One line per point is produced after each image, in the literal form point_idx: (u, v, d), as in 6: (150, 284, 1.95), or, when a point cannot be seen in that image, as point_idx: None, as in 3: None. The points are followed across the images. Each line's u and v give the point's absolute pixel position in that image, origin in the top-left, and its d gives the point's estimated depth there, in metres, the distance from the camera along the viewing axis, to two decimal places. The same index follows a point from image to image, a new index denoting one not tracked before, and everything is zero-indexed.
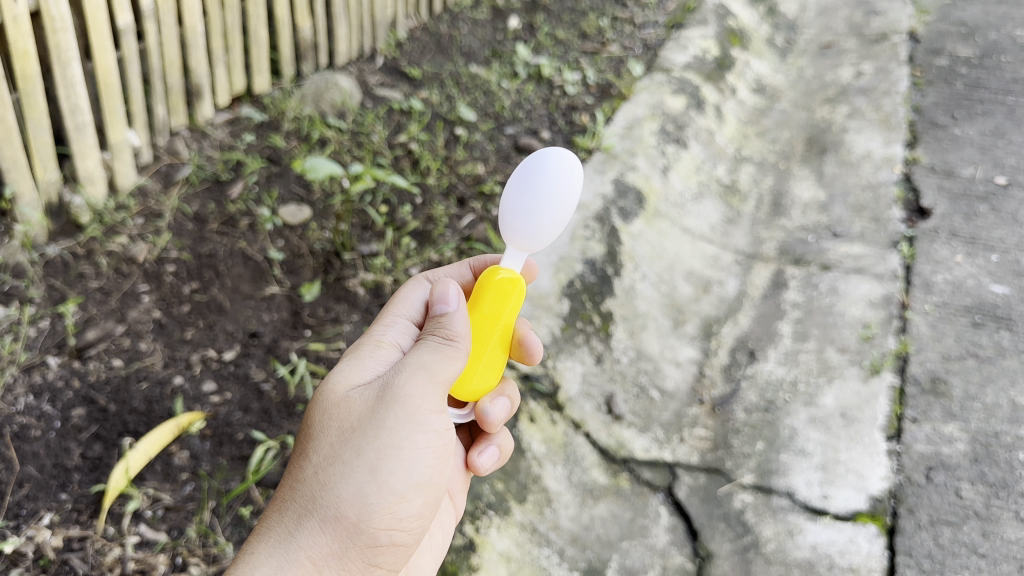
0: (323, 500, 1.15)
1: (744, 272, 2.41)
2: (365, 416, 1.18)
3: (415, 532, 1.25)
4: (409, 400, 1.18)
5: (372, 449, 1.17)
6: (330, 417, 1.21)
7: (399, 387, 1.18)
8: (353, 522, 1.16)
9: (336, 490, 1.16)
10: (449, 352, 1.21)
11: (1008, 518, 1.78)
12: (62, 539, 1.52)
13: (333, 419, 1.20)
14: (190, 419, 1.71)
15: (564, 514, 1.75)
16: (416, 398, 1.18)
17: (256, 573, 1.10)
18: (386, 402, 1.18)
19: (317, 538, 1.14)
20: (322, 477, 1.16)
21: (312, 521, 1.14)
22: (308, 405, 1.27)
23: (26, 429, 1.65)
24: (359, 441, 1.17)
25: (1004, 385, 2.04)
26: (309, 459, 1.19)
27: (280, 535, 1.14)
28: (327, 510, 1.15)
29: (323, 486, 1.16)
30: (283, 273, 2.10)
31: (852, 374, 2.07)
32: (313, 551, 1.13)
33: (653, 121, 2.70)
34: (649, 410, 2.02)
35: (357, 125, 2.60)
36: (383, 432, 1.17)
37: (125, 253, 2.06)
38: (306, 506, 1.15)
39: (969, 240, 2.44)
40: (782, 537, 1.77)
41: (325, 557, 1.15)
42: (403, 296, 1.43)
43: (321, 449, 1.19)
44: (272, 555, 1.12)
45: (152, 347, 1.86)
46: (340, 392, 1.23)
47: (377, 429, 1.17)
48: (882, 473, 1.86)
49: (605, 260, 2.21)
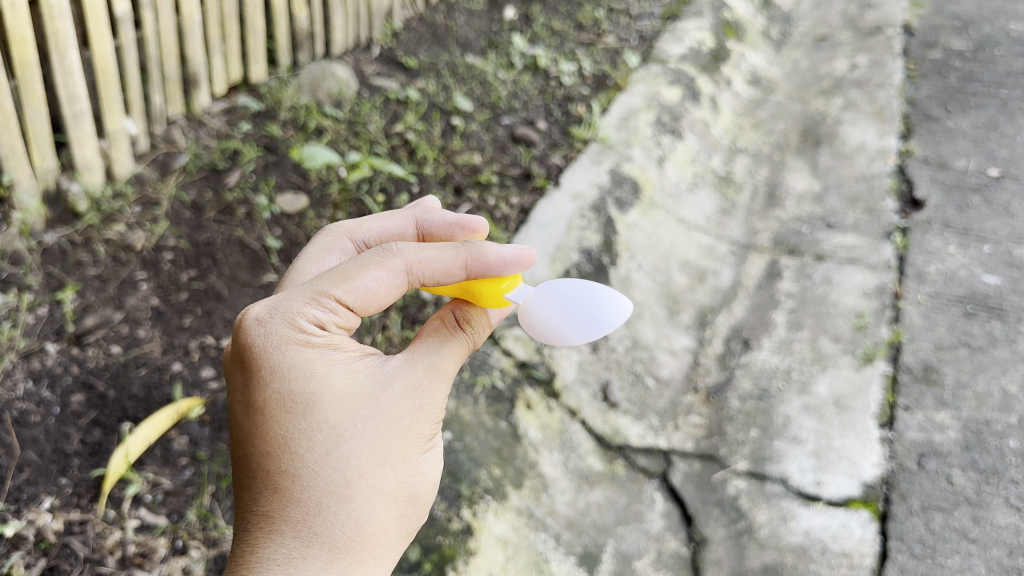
0: (377, 499, 1.06)
1: (739, 262, 2.43)
2: (408, 414, 1.09)
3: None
4: (442, 402, 1.14)
5: (417, 446, 1.11)
6: (359, 414, 1.06)
7: (439, 380, 1.13)
8: (401, 518, 1.10)
9: (386, 493, 1.07)
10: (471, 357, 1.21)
11: (999, 504, 1.80)
12: (63, 523, 1.53)
13: (367, 414, 1.07)
14: (188, 405, 1.72)
15: (560, 499, 1.77)
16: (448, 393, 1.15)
17: None
18: (434, 398, 1.12)
19: (376, 539, 1.06)
20: (367, 481, 1.06)
21: (371, 523, 1.05)
22: (298, 396, 1.06)
23: (25, 415, 1.66)
24: (409, 439, 1.09)
25: (995, 373, 2.06)
26: (342, 460, 1.04)
27: (338, 542, 1.03)
28: (385, 510, 1.07)
29: (371, 490, 1.06)
30: (280, 261, 2.11)
31: (845, 363, 2.09)
32: (375, 551, 1.06)
33: (648, 112, 2.71)
34: (645, 398, 2.03)
35: (353, 114, 2.61)
36: (423, 433, 1.12)
37: (123, 241, 2.06)
38: (363, 511, 1.05)
39: (961, 231, 2.45)
40: (775, 522, 1.79)
41: (384, 553, 1.08)
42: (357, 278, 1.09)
43: (358, 448, 1.05)
44: (338, 564, 1.02)
45: (151, 334, 1.87)
46: (361, 385, 1.08)
47: (416, 432, 1.10)
48: (875, 460, 1.88)
49: (601, 250, 2.22)
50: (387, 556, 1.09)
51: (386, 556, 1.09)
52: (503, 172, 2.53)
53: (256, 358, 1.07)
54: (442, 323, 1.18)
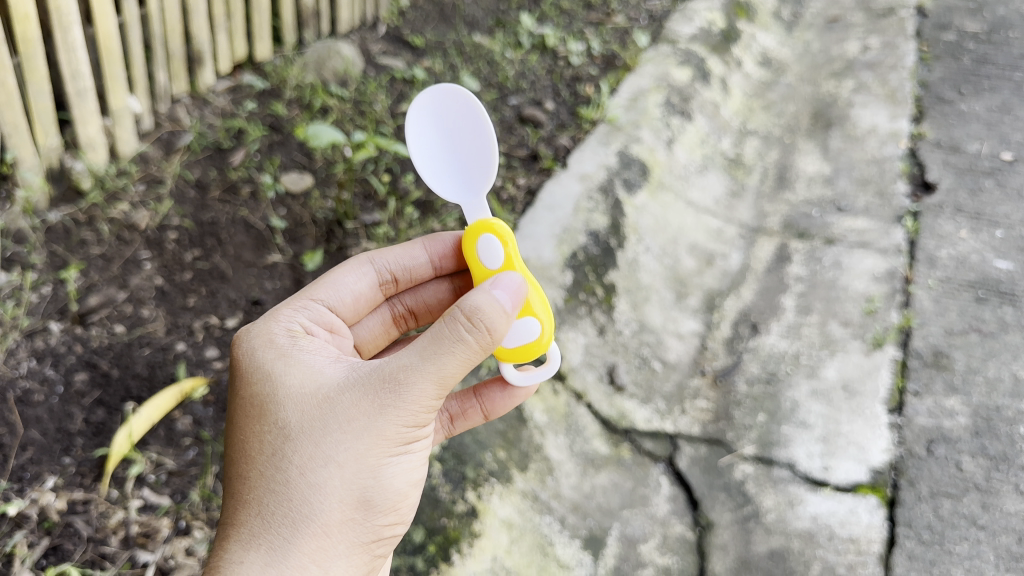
0: (323, 503, 1.09)
1: (748, 245, 2.40)
2: (360, 416, 1.10)
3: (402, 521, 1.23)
4: (416, 404, 1.10)
5: (375, 451, 1.11)
6: (308, 415, 1.12)
7: (408, 384, 1.09)
8: (355, 525, 1.12)
9: (331, 494, 1.09)
10: (472, 359, 1.11)
11: (1009, 490, 1.78)
12: (66, 502, 1.52)
13: (316, 415, 1.12)
14: (192, 384, 1.71)
15: (566, 482, 1.76)
16: (426, 394, 1.10)
17: None
18: (393, 402, 1.10)
19: (319, 545, 1.08)
20: (311, 480, 1.09)
21: (312, 525, 1.08)
22: (259, 399, 1.16)
23: (29, 394, 1.65)
24: (363, 442, 1.10)
25: (1007, 359, 2.04)
26: (287, 460, 1.10)
27: (278, 544, 1.07)
28: (331, 515, 1.09)
29: (315, 490, 1.09)
30: (285, 242, 2.09)
31: (854, 348, 2.07)
32: (318, 556, 1.08)
33: (658, 93, 2.67)
34: (651, 381, 2.02)
35: (359, 93, 2.58)
36: (385, 435, 1.11)
37: (127, 219, 2.05)
38: (302, 512, 1.08)
39: (974, 215, 2.42)
40: (782, 507, 1.77)
41: (333, 560, 1.10)
42: (336, 278, 1.40)
43: (304, 448, 1.10)
44: (272, 564, 1.06)
45: (154, 314, 1.86)
46: (316, 389, 1.14)
47: (373, 433, 1.10)
48: (883, 445, 1.86)
49: (608, 232, 2.20)
50: (339, 564, 1.10)
51: (338, 564, 1.10)
52: (510, 154, 2.51)
53: (236, 364, 1.23)
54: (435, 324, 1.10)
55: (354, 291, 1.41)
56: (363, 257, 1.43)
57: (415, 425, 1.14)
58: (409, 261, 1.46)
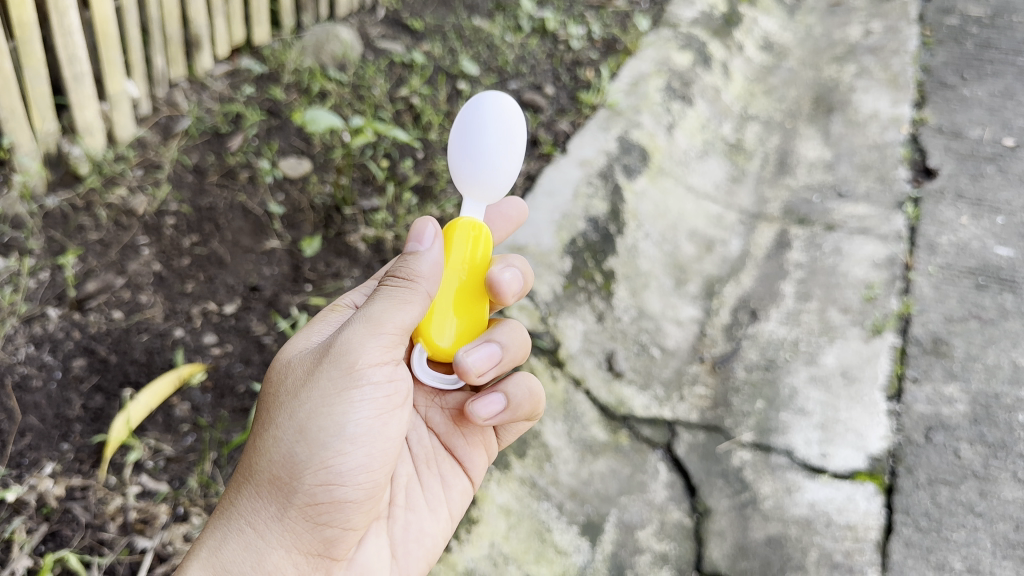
0: (260, 465, 1.23)
1: (748, 232, 2.39)
2: (299, 379, 1.25)
3: (360, 490, 1.24)
4: (338, 360, 1.22)
5: (305, 408, 1.22)
6: (273, 387, 1.30)
7: (339, 340, 1.23)
8: (286, 488, 1.22)
9: (266, 454, 1.23)
10: (402, 299, 1.21)
11: (1007, 478, 1.78)
12: (64, 488, 1.52)
13: (278, 389, 1.29)
14: (191, 370, 1.71)
15: (564, 469, 1.76)
16: (348, 346, 1.21)
17: (204, 545, 1.21)
18: (323, 362, 1.23)
19: (256, 505, 1.22)
20: (257, 444, 1.25)
21: (250, 487, 1.23)
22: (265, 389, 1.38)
23: (27, 379, 1.65)
24: (296, 401, 1.23)
25: (1006, 347, 2.04)
26: (254, 430, 1.29)
27: (226, 505, 1.24)
28: (263, 475, 1.22)
29: (257, 453, 1.24)
30: (283, 227, 2.08)
31: (853, 334, 2.07)
32: (252, 518, 1.22)
33: (659, 77, 2.66)
34: (650, 368, 2.02)
35: (357, 78, 2.56)
36: (315, 392, 1.22)
37: (124, 205, 2.04)
38: (248, 474, 1.24)
39: (975, 201, 2.41)
40: (780, 494, 1.77)
41: (268, 522, 1.22)
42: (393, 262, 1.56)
43: (262, 417, 1.28)
44: (219, 527, 1.22)
45: (152, 300, 1.86)
46: (286, 362, 1.32)
47: (307, 390, 1.23)
48: (881, 432, 1.86)
49: (608, 218, 2.19)
50: (275, 527, 1.22)
51: (274, 526, 1.22)
52: None
53: None
54: (385, 278, 1.25)
55: None
56: None
57: (337, 386, 1.22)
58: None
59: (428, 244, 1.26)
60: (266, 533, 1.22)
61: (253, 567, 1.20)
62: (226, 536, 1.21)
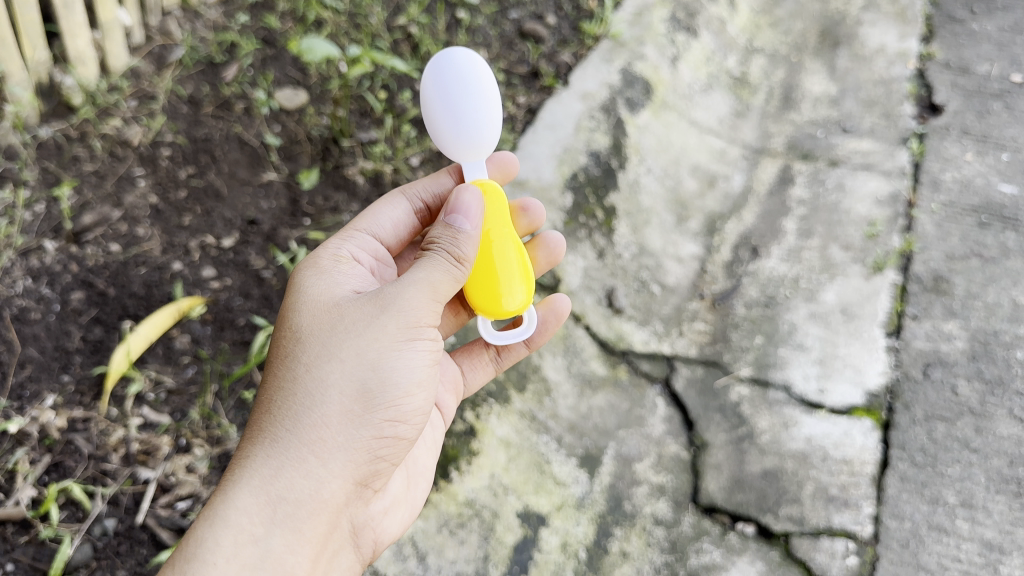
0: (324, 399, 1.22)
1: (751, 167, 2.35)
2: (361, 318, 1.26)
3: (413, 431, 1.31)
4: (406, 309, 1.26)
5: (376, 346, 1.25)
6: (318, 321, 1.29)
7: (403, 289, 1.27)
8: (352, 424, 1.23)
9: (329, 387, 1.23)
10: (457, 275, 1.31)
11: (1003, 415, 1.80)
12: (66, 420, 1.53)
13: (327, 324, 1.28)
14: (190, 303, 1.70)
15: (563, 403, 1.78)
16: (418, 299, 1.27)
17: (262, 473, 1.18)
18: (386, 308, 1.26)
19: (320, 437, 1.21)
20: (314, 375, 1.24)
21: (312, 417, 1.21)
22: (284, 319, 1.34)
23: (26, 312, 1.65)
24: (364, 340, 1.25)
25: (1006, 285, 2.03)
26: (297, 360, 1.26)
27: (281, 435, 1.21)
28: (330, 407, 1.22)
29: (318, 383, 1.23)
30: (280, 159, 2.05)
31: (854, 271, 2.06)
32: (317, 447, 1.21)
33: (663, 8, 2.59)
34: (649, 305, 2.01)
35: (354, 5, 2.49)
36: (382, 335, 1.25)
37: (119, 136, 2.01)
38: (307, 405, 1.22)
39: (980, 138, 2.38)
40: (777, 429, 1.78)
41: (333, 452, 1.21)
42: (376, 211, 1.55)
43: (310, 350, 1.26)
44: (277, 455, 1.19)
45: (150, 233, 1.84)
46: (328, 301, 1.32)
47: (371, 331, 1.25)
48: (879, 369, 1.87)
49: (610, 153, 2.17)
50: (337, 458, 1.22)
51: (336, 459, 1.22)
52: (510, 71, 2.43)
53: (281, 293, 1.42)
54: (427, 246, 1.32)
55: (393, 226, 1.56)
56: (397, 191, 1.58)
57: (406, 331, 1.27)
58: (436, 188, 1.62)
59: (472, 223, 1.34)
60: (327, 464, 1.21)
61: (315, 495, 1.20)
62: (289, 467, 1.19)
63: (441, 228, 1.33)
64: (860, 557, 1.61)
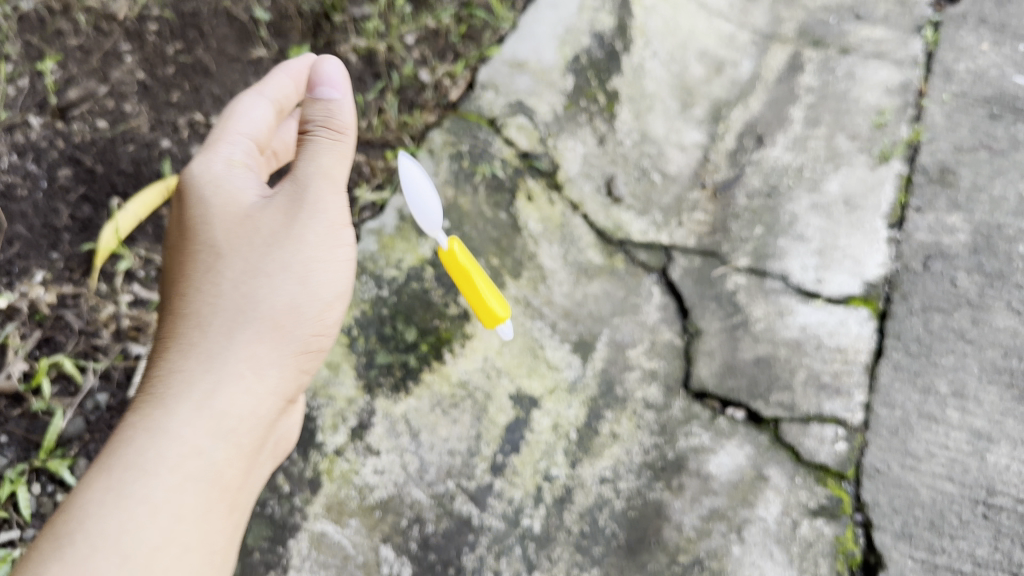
0: (263, 304, 1.27)
1: (760, 53, 2.20)
2: (281, 227, 1.29)
3: (329, 340, 1.40)
4: (328, 212, 1.32)
5: (300, 256, 1.30)
6: (232, 232, 1.29)
7: (325, 185, 1.33)
8: (276, 347, 1.28)
9: (263, 301, 1.28)
10: (344, 151, 1.36)
11: (1001, 307, 1.78)
12: (55, 296, 1.52)
13: (247, 236, 1.29)
14: (179, 182, 1.67)
15: (558, 291, 1.77)
16: (337, 207, 1.34)
17: (200, 391, 1.21)
18: (304, 211, 1.31)
19: (247, 357, 1.25)
20: (248, 291, 1.27)
21: (248, 333, 1.26)
22: (192, 221, 1.30)
23: (12, 188, 1.60)
24: (291, 254, 1.29)
25: (1014, 178, 1.98)
26: (222, 272, 1.28)
27: (215, 348, 1.24)
28: (261, 321, 1.27)
29: (251, 297, 1.27)
30: (269, 35, 1.96)
31: (860, 162, 2.01)
32: (251, 363, 1.26)
33: None
34: (649, 194, 1.96)
35: None
36: (303, 248, 1.30)
37: (105, 9, 1.83)
38: (244, 325, 1.26)
39: (997, 28, 2.28)
40: (772, 318, 1.75)
41: (267, 366, 1.27)
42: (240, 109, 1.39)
43: (234, 262, 1.28)
44: (214, 369, 1.23)
45: (137, 109, 1.78)
46: (238, 208, 1.31)
47: (292, 241, 1.30)
48: (879, 260, 1.84)
49: (614, 35, 2.09)
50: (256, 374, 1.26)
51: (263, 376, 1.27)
52: None
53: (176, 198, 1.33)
54: (310, 129, 1.36)
55: (264, 120, 1.42)
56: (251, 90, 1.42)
57: (329, 245, 1.33)
58: (283, 84, 1.45)
59: (342, 91, 1.37)
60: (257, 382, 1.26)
61: (252, 412, 1.24)
62: (223, 381, 1.23)
63: (313, 105, 1.36)
64: (849, 444, 1.59)
